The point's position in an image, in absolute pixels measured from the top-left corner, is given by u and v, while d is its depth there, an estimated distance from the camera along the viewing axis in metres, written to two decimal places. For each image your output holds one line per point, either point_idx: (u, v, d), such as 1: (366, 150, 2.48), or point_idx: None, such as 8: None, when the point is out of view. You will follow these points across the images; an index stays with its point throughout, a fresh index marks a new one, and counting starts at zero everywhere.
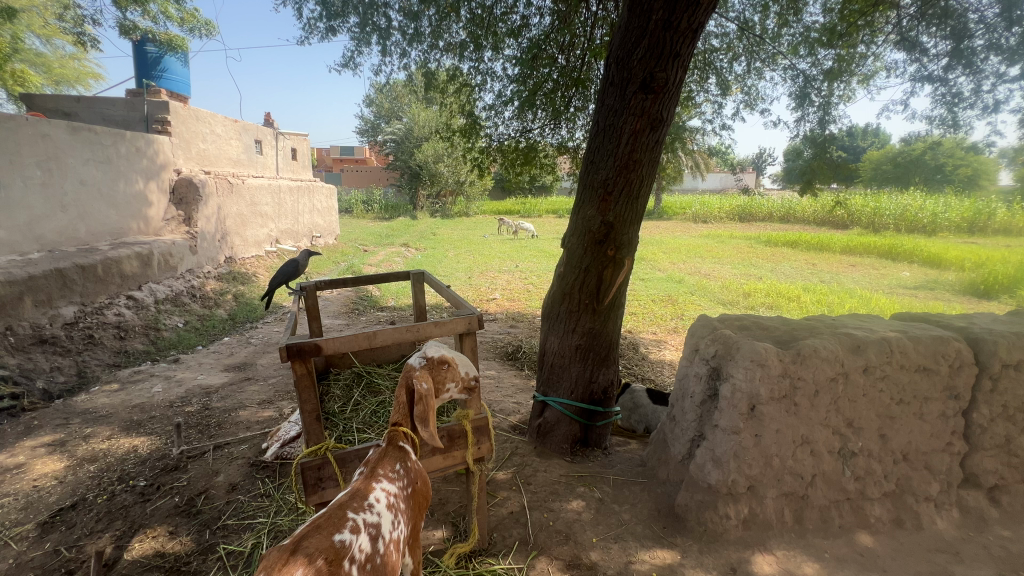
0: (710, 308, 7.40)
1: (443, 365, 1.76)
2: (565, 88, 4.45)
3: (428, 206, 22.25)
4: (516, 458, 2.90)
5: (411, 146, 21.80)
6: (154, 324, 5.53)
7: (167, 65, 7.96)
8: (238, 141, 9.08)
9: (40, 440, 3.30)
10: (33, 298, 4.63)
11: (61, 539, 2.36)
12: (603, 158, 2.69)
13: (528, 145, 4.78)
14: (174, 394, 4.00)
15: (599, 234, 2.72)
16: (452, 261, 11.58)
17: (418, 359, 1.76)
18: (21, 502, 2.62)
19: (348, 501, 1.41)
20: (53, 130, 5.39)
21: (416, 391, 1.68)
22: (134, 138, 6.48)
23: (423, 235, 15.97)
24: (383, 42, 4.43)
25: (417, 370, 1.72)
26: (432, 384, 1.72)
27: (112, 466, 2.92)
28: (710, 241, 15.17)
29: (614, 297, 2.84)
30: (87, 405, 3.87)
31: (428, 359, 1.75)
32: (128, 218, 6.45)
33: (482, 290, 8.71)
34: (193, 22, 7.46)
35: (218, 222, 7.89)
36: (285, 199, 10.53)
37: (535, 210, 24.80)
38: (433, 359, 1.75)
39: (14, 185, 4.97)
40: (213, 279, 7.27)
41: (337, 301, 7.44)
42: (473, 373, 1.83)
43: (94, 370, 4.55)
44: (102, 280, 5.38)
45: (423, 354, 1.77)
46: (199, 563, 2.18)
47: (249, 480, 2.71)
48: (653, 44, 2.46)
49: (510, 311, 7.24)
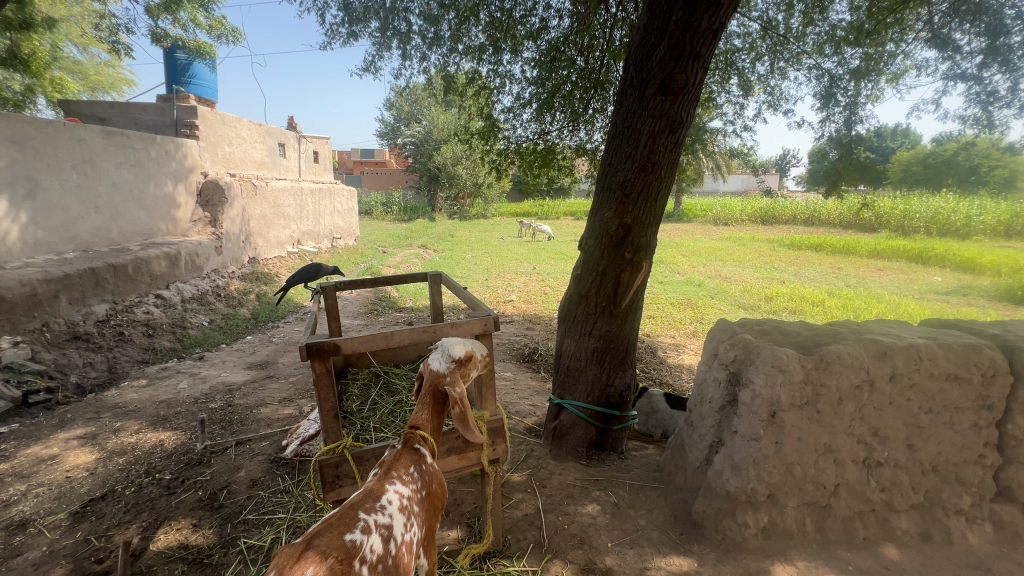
0: (730, 312, 7.28)
1: (472, 361, 1.78)
2: (584, 90, 4.45)
3: (446, 208, 22.42)
4: (531, 460, 2.90)
5: (431, 149, 21.99)
6: (181, 322, 5.69)
7: (195, 71, 8.21)
8: (262, 144, 9.31)
9: (73, 432, 3.43)
10: (70, 295, 4.82)
11: (91, 528, 2.44)
12: (621, 160, 2.67)
13: (546, 147, 4.78)
14: (199, 391, 4.11)
15: (617, 236, 2.71)
16: (470, 263, 11.65)
17: (445, 360, 1.75)
18: (54, 492, 2.73)
19: (361, 501, 1.41)
20: (88, 135, 5.59)
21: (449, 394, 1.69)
22: (163, 142, 6.70)
23: (442, 236, 16.11)
24: (404, 46, 4.50)
25: (449, 374, 1.72)
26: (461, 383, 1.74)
27: (139, 460, 3.02)
28: (731, 244, 14.93)
29: (632, 300, 2.83)
30: (117, 400, 4.01)
31: (456, 359, 1.75)
32: (157, 219, 6.66)
33: (499, 292, 8.72)
34: (221, 29, 7.69)
35: (243, 224, 8.09)
36: (307, 201, 10.75)
37: (553, 212, 24.75)
38: (463, 358, 1.75)
39: (52, 187, 5.18)
40: (237, 279, 7.46)
41: (356, 302, 7.55)
42: (488, 353, 1.87)
43: (124, 366, 4.71)
44: (132, 279, 5.57)
45: (449, 354, 1.75)
46: (221, 555, 2.24)
47: (269, 476, 2.78)
48: (672, 45, 2.44)
49: (527, 313, 7.24)
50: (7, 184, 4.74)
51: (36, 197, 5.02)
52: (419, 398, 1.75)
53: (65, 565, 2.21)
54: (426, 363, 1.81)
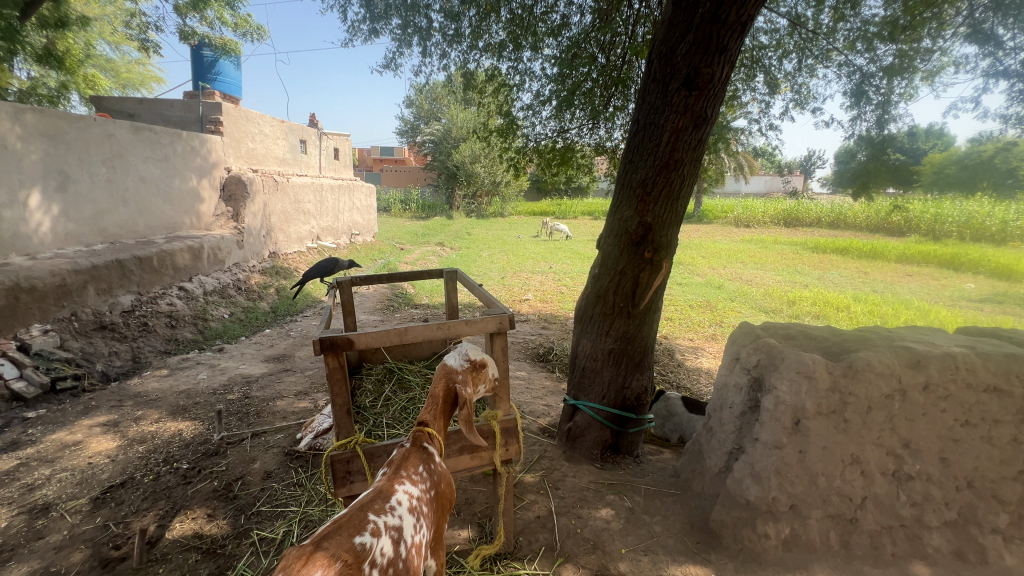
0: (751, 315, 7.12)
1: (482, 366, 1.81)
2: (605, 88, 4.38)
3: (464, 206, 22.46)
4: (544, 461, 2.86)
5: (449, 147, 22.05)
6: (202, 314, 5.80)
7: (221, 68, 8.36)
8: (284, 140, 9.44)
9: (96, 419, 3.51)
10: (98, 286, 4.94)
11: (110, 514, 2.48)
12: (643, 157, 2.60)
13: (565, 146, 4.72)
14: (217, 382, 4.18)
15: (636, 235, 2.64)
16: (486, 261, 11.65)
17: (460, 359, 1.78)
18: (77, 477, 2.79)
19: (369, 502, 1.35)
20: (117, 130, 5.73)
21: (462, 393, 1.69)
22: (189, 138, 6.83)
23: (459, 234, 16.15)
24: (424, 43, 4.49)
25: (462, 372, 1.74)
26: (472, 384, 1.75)
27: (158, 448, 3.07)
28: (753, 246, 14.63)
29: (650, 301, 2.76)
30: (139, 389, 4.09)
31: (470, 361, 1.79)
32: (182, 213, 6.80)
33: (515, 291, 8.69)
34: (246, 27, 7.82)
35: (264, 219, 8.22)
36: (327, 197, 10.87)
37: (571, 211, 24.59)
38: (477, 361, 1.79)
39: (82, 180, 5.32)
40: (257, 273, 7.58)
41: (373, 297, 7.60)
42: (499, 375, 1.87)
43: (147, 356, 4.82)
44: (157, 271, 5.69)
45: (465, 355, 1.80)
46: (234, 546, 2.25)
47: (283, 468, 2.79)
48: (698, 38, 2.36)
49: (543, 312, 7.20)
50: (41, 176, 4.89)
51: (68, 189, 5.16)
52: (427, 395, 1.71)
53: (84, 549, 2.25)
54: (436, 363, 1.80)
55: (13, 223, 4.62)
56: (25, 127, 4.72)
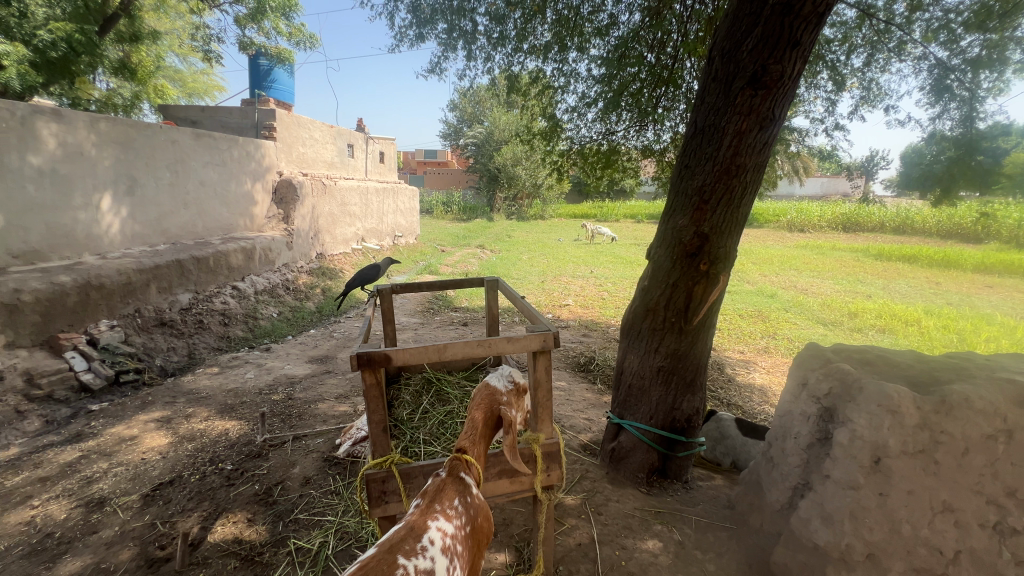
0: (807, 327, 6.67)
1: (523, 391, 1.74)
2: (654, 88, 4.18)
3: (504, 208, 22.52)
4: (586, 482, 2.71)
5: (491, 149, 22.17)
6: (253, 313, 6.02)
7: (275, 76, 8.70)
8: (332, 145, 9.73)
9: (151, 415, 3.66)
10: (160, 284, 5.19)
11: (157, 512, 2.54)
12: (700, 161, 2.41)
13: (610, 148, 4.54)
14: (263, 382, 4.28)
15: (691, 246, 2.46)
16: (526, 264, 11.56)
17: (504, 380, 1.72)
18: (130, 473, 2.89)
19: (399, 542, 1.23)
20: (180, 137, 6.02)
21: (507, 415, 1.62)
22: (245, 143, 7.12)
23: (499, 237, 16.16)
24: (469, 47, 4.45)
25: (507, 394, 1.67)
26: (516, 407, 1.68)
27: (205, 447, 3.14)
28: (808, 252, 13.81)
29: (705, 317, 2.57)
30: (192, 385, 4.25)
31: (514, 383, 1.73)
32: (237, 215, 7.10)
33: (555, 295, 8.55)
34: (299, 36, 8.09)
35: (312, 221, 8.48)
36: (372, 200, 11.12)
37: (613, 214, 24.14)
38: (521, 384, 1.73)
39: (148, 184, 5.62)
40: (305, 273, 7.82)
41: (414, 299, 7.67)
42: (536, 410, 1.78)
43: (201, 353, 5.02)
44: (212, 270, 5.94)
45: (509, 376, 1.73)
46: (271, 554, 2.24)
47: (322, 475, 2.79)
48: (767, 32, 2.16)
49: (583, 319, 7.02)
50: (112, 180, 5.15)
51: (135, 193, 5.44)
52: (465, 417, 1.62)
53: (132, 547, 2.30)
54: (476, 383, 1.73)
55: (87, 225, 4.87)
56: (98, 135, 4.98)
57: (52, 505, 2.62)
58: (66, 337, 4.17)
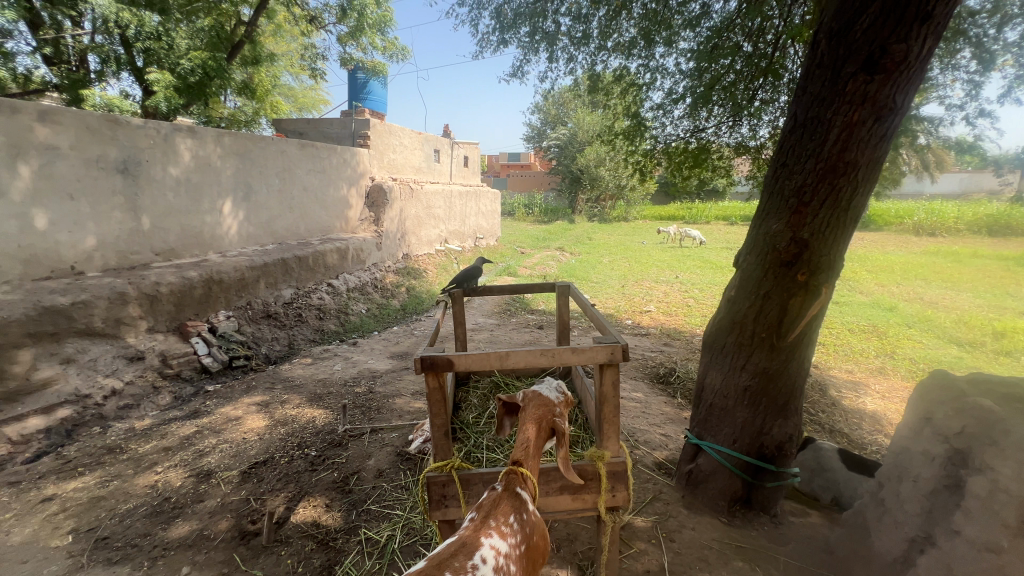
0: (936, 347, 5.75)
1: (570, 404, 1.73)
2: (751, 79, 3.83)
3: (586, 210, 22.21)
4: (658, 504, 2.53)
5: (575, 151, 21.97)
6: (344, 309, 6.48)
7: (371, 88, 9.31)
8: (420, 150, 10.22)
9: (254, 398, 4.05)
10: (267, 281, 5.72)
11: (251, 489, 2.77)
12: (800, 159, 2.15)
13: (699, 146, 4.24)
14: (349, 374, 4.58)
15: (787, 254, 2.19)
16: (606, 267, 11.27)
17: (554, 391, 1.70)
18: (232, 450, 3.18)
19: (449, 558, 1.22)
20: (288, 147, 6.61)
21: (561, 426, 1.59)
22: (343, 151, 7.70)
23: (579, 239, 15.94)
24: (551, 48, 4.40)
25: (559, 405, 1.64)
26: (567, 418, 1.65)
27: (295, 432, 3.40)
28: (940, 259, 11.94)
29: (803, 334, 2.28)
30: (289, 374, 4.65)
31: (563, 395, 1.71)
32: (333, 218, 7.69)
33: (636, 300, 8.22)
34: (393, 49, 8.59)
35: (400, 223, 8.97)
36: (456, 203, 11.51)
37: (702, 216, 22.76)
38: (570, 397, 1.72)
39: (261, 190, 6.21)
40: (392, 273, 8.29)
41: (492, 300, 7.79)
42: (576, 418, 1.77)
43: (299, 345, 5.50)
44: (311, 268, 6.45)
45: (559, 388, 1.71)
46: (343, 541, 2.36)
47: (394, 468, 2.89)
48: (887, 7, 1.86)
49: (665, 326, 6.66)
50: (232, 188, 5.74)
51: (250, 199, 6.04)
52: (517, 427, 1.57)
53: (229, 518, 2.52)
54: (526, 392, 1.69)
55: (211, 227, 5.48)
56: (223, 147, 5.57)
57: (172, 472, 2.94)
58: (192, 325, 4.66)
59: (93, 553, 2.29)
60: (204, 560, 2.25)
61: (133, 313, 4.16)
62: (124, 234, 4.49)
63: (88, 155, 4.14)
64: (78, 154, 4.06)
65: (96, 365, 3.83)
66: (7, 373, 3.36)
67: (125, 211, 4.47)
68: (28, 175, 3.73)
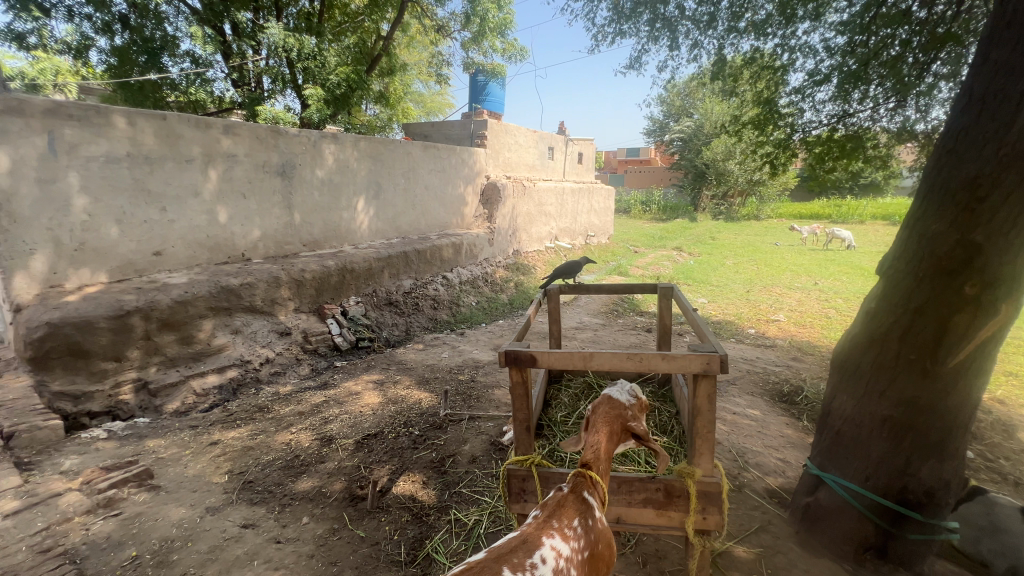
0: None
1: (643, 409, 1.67)
2: (923, 50, 3.19)
3: (710, 208, 20.63)
4: (765, 535, 2.27)
5: (700, 144, 20.49)
6: (456, 300, 6.88)
7: (490, 90, 9.68)
8: (535, 148, 10.40)
9: (373, 377, 4.48)
10: (391, 271, 6.20)
11: (362, 457, 2.96)
12: (976, 144, 1.79)
13: (848, 134, 3.65)
14: (456, 363, 4.85)
15: (952, 260, 1.82)
16: (729, 270, 10.36)
17: (626, 394, 1.66)
18: (349, 420, 3.49)
19: (510, 553, 1.20)
20: (413, 149, 7.09)
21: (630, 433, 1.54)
22: (462, 151, 8.13)
23: (700, 239, 14.87)
24: (673, 35, 4.14)
25: (630, 411, 1.60)
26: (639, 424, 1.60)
27: (403, 411, 3.66)
28: None
29: (969, 359, 1.87)
30: (404, 357, 5.07)
31: (636, 400, 1.66)
32: (451, 215, 8.17)
33: (761, 308, 7.43)
34: (512, 50, 8.84)
35: (512, 220, 9.23)
36: (568, 200, 11.49)
37: (854, 215, 19.71)
38: (644, 401, 1.67)
39: (389, 189, 6.74)
40: (502, 268, 8.59)
41: (599, 300, 7.65)
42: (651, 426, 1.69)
43: (415, 332, 5.98)
44: (429, 262, 6.89)
45: (631, 392, 1.66)
46: (435, 518, 2.42)
47: (486, 457, 2.95)
48: None
49: (795, 339, 5.92)
50: (365, 187, 6.32)
51: (379, 197, 6.59)
52: (587, 430, 1.56)
53: (342, 480, 2.70)
54: (596, 398, 1.65)
55: (347, 221, 6.10)
56: (359, 151, 6.15)
57: (302, 434, 3.27)
58: (329, 308, 5.29)
59: (238, 493, 2.55)
60: (319, 513, 2.42)
61: (284, 295, 4.84)
62: (280, 227, 5.25)
63: (258, 161, 4.92)
64: (250, 159, 4.85)
65: (255, 337, 4.52)
66: (194, 338, 4.10)
67: (281, 208, 5.23)
68: (214, 178, 4.57)
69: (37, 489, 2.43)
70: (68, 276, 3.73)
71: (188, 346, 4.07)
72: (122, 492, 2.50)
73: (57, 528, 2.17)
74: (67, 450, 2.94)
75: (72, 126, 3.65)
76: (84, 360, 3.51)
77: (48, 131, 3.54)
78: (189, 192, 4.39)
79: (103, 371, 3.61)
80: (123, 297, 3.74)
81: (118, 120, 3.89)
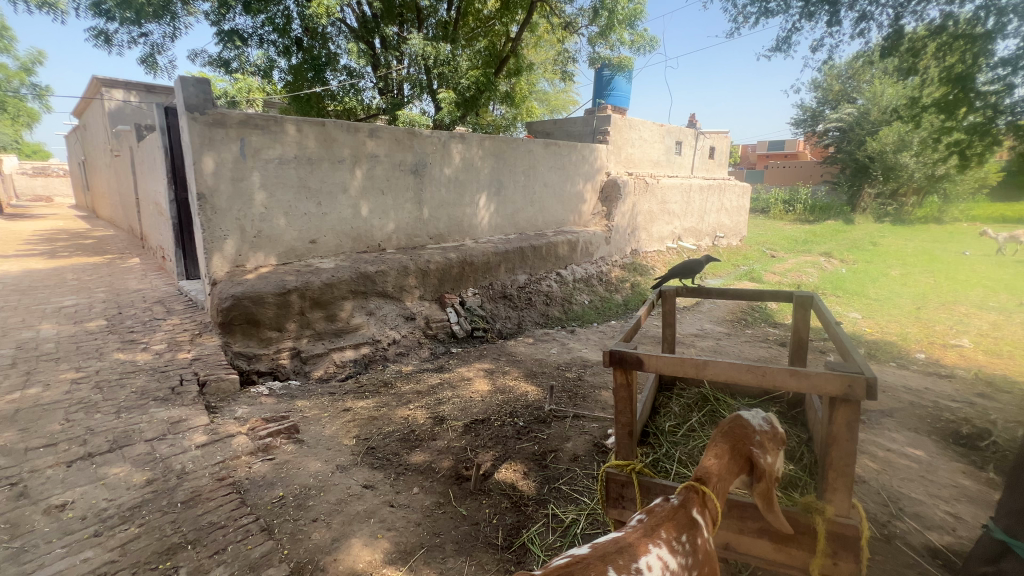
0: None
1: (778, 443, 1.39)
2: None
3: (873, 208, 17.65)
4: None
5: (865, 134, 17.59)
6: (569, 298, 6.89)
7: (615, 84, 9.43)
8: (661, 143, 9.89)
9: (484, 366, 4.68)
10: (507, 265, 6.38)
11: (469, 440, 3.10)
12: None
13: None
14: (565, 360, 4.84)
15: None
16: (893, 282, 8.78)
17: (758, 421, 1.39)
18: (460, 404, 3.68)
19: (612, 553, 1.13)
20: (534, 147, 7.16)
21: (757, 459, 1.34)
22: (583, 148, 8.05)
23: (857, 244, 12.82)
24: (835, 8, 3.58)
25: (759, 438, 1.36)
26: (768, 456, 1.35)
27: (509, 401, 3.74)
28: None
29: None
30: (514, 350, 5.22)
31: (770, 430, 1.38)
32: (569, 212, 8.15)
33: (936, 329, 6.16)
34: (641, 41, 8.50)
35: (631, 218, 8.92)
36: (695, 198, 10.74)
37: None
38: (779, 434, 1.38)
39: (509, 186, 6.91)
40: (618, 267, 8.39)
41: (724, 307, 7.04)
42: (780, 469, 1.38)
43: (527, 326, 6.12)
44: (544, 258, 6.94)
45: (765, 420, 1.40)
46: (533, 509, 2.45)
47: (589, 457, 2.89)
48: None
49: (983, 370, 4.81)
50: (487, 184, 6.57)
51: (500, 193, 6.79)
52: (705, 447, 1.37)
53: (450, 459, 2.86)
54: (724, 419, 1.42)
55: (469, 216, 6.42)
56: (483, 149, 6.40)
57: (418, 411, 3.54)
58: (449, 297, 5.64)
59: (362, 457, 2.86)
60: (428, 486, 2.59)
61: (411, 283, 5.29)
62: (411, 221, 5.73)
63: (395, 161, 5.43)
64: (389, 159, 5.37)
65: (385, 319, 5.02)
66: (337, 316, 4.69)
67: (413, 203, 5.71)
68: (359, 176, 5.15)
69: (219, 429, 3.00)
70: (249, 258, 4.53)
71: (332, 323, 4.66)
72: (275, 441, 2.95)
73: (230, 462, 2.66)
74: (241, 400, 3.59)
75: (257, 133, 4.40)
76: (256, 328, 4.24)
77: (240, 138, 4.32)
78: (339, 189, 5.02)
79: (269, 338, 4.31)
80: (285, 278, 4.42)
81: (289, 128, 4.58)
